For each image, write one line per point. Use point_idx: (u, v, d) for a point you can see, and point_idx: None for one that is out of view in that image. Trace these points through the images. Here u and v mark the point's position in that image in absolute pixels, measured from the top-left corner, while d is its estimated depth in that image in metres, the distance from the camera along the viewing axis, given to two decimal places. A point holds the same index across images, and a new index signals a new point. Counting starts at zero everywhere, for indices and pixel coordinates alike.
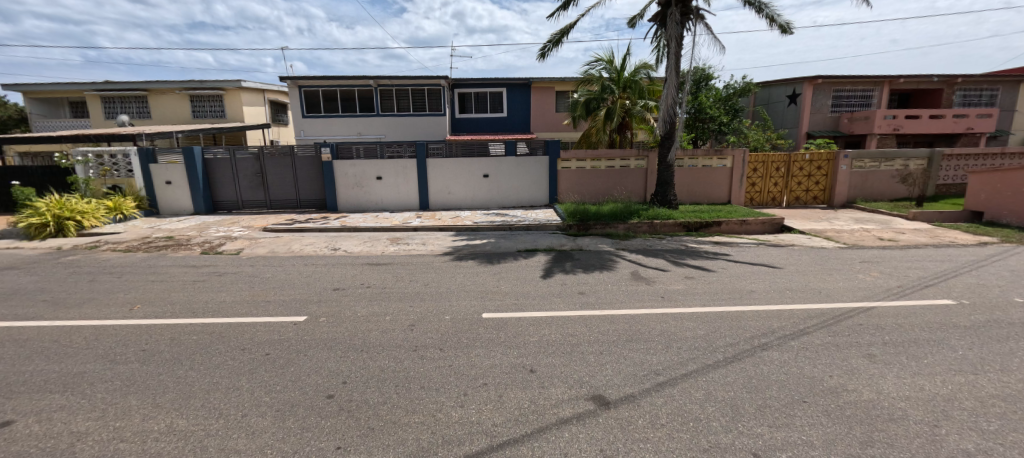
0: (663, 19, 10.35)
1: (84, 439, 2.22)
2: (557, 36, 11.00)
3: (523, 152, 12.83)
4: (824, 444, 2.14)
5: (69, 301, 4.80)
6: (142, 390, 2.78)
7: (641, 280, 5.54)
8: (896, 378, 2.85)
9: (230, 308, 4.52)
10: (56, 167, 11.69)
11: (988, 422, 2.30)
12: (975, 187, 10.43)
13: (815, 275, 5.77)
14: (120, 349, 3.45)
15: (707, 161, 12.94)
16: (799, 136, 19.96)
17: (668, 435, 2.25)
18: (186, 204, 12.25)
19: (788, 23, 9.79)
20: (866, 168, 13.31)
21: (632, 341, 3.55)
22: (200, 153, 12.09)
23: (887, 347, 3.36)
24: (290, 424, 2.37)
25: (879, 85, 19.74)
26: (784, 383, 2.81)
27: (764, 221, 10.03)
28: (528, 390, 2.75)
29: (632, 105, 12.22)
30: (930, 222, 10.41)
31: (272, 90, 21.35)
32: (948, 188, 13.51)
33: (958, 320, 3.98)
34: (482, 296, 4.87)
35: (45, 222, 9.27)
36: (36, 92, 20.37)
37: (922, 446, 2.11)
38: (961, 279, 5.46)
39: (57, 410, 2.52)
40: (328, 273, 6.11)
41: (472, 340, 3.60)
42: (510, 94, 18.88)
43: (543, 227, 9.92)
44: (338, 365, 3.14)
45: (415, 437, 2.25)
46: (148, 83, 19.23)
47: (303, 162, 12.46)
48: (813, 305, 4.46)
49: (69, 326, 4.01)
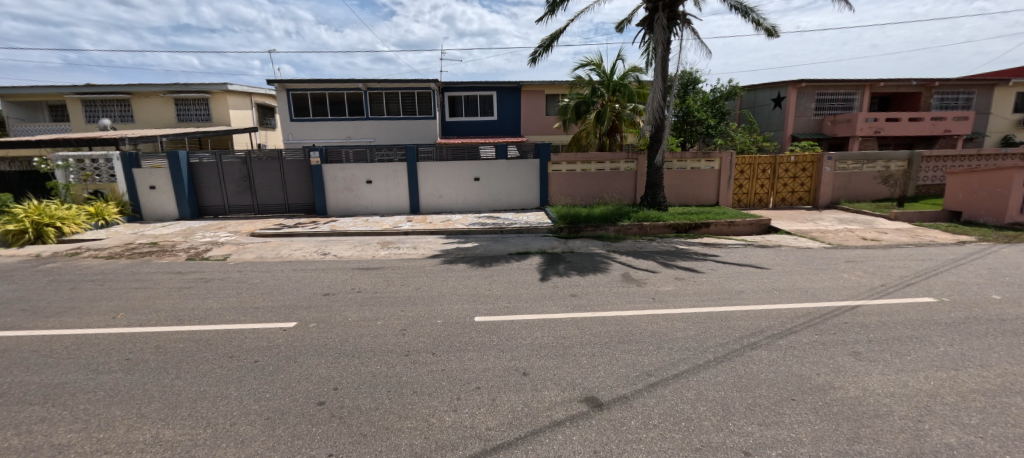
0: (651, 23, 10.45)
1: (67, 451, 2.17)
2: (547, 41, 11.08)
3: (513, 154, 12.85)
4: (812, 442, 2.17)
5: (50, 309, 4.70)
6: (127, 400, 2.72)
7: (631, 281, 5.62)
8: (881, 375, 2.91)
9: (218, 316, 4.43)
10: (34, 172, 11.37)
11: (969, 417, 2.37)
12: (954, 187, 10.68)
13: (801, 274, 5.88)
14: (104, 358, 3.37)
15: (695, 163, 13.12)
16: (783, 138, 20.34)
17: (660, 435, 2.27)
18: (171, 209, 12.03)
19: (774, 27, 9.98)
20: (849, 169, 13.60)
21: (624, 342, 3.58)
22: (185, 158, 11.89)
23: (871, 345, 3.43)
24: (280, 432, 2.34)
25: (860, 89, 20.19)
26: (773, 381, 2.85)
27: (751, 222, 10.18)
28: (521, 393, 2.76)
29: (621, 108, 12.37)
30: (911, 222, 10.66)
31: (259, 94, 21.18)
32: (927, 189, 13.83)
33: (938, 317, 4.09)
34: (474, 299, 4.89)
35: (22, 228, 8.99)
36: (14, 96, 19.86)
37: (907, 441, 2.16)
38: (940, 278, 5.60)
39: (37, 423, 2.44)
40: (318, 278, 6.03)
41: (465, 344, 3.59)
42: (500, 98, 18.98)
43: (534, 229, 9.96)
44: (328, 372, 3.11)
45: (408, 442, 2.24)
46: (131, 86, 18.91)
47: (291, 167, 12.33)
48: (801, 305, 4.53)
49: (50, 336, 3.91)
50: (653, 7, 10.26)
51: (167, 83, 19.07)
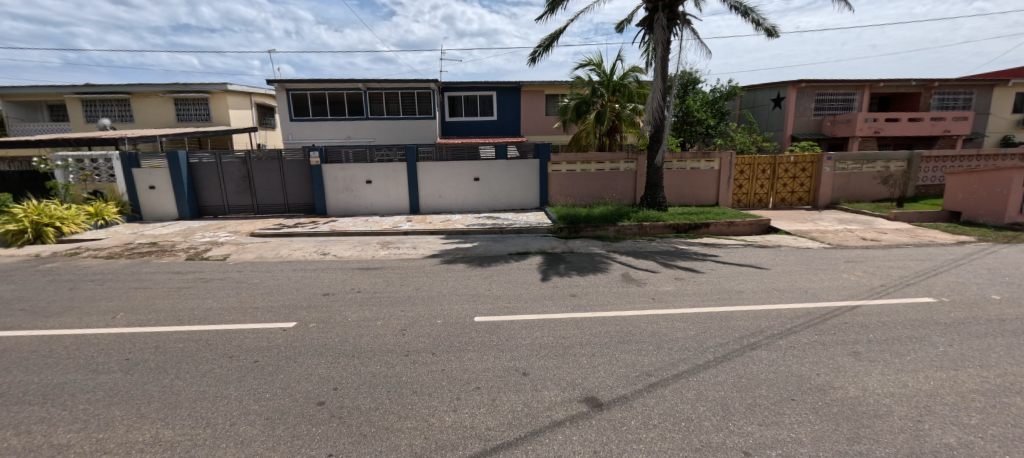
0: (651, 23, 10.45)
1: (66, 452, 2.16)
2: (546, 41, 11.08)
3: (513, 155, 12.85)
4: (813, 442, 2.17)
5: (50, 309, 4.70)
6: (126, 400, 2.72)
7: (631, 281, 5.61)
8: (881, 375, 2.91)
9: (218, 316, 4.43)
10: (33, 172, 11.36)
11: (969, 417, 2.37)
12: (954, 187, 10.69)
13: (801, 275, 5.88)
14: (103, 358, 3.36)
15: (695, 163, 13.12)
16: (783, 138, 20.35)
17: (660, 435, 2.27)
18: (170, 208, 12.02)
19: (774, 27, 9.98)
20: (849, 169, 13.60)
21: (623, 343, 3.58)
22: (185, 158, 11.89)
23: (871, 345, 3.43)
24: (280, 432, 2.34)
25: (860, 89, 20.21)
26: (772, 381, 2.85)
27: (751, 222, 10.19)
28: (521, 393, 2.76)
29: (621, 108, 12.37)
30: (910, 222, 10.67)
31: (259, 94, 21.17)
32: (927, 189, 13.84)
33: (938, 317, 4.09)
34: (474, 300, 4.89)
35: (22, 228, 8.99)
36: (13, 96, 19.84)
37: (907, 442, 2.16)
38: (940, 278, 5.60)
39: (36, 424, 2.43)
40: (318, 278, 6.03)
41: (464, 344, 3.59)
42: (500, 98, 18.99)
43: (534, 229, 9.97)
44: (328, 372, 3.11)
45: (408, 442, 2.23)
46: (131, 86, 18.91)
47: (291, 166, 12.32)
48: (801, 305, 4.53)
49: (50, 336, 3.91)
50: (653, 7, 10.26)
51: (167, 83, 19.06)
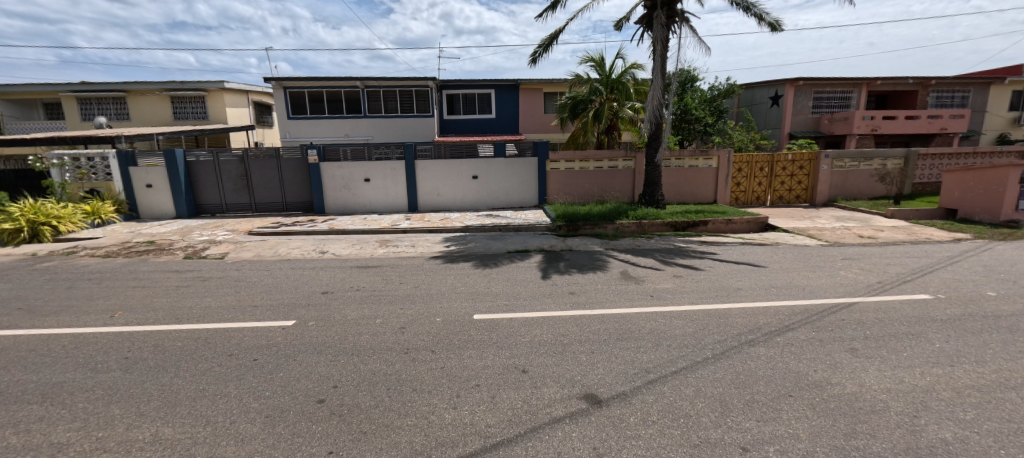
0: (649, 21, 10.42)
1: (65, 450, 2.16)
2: (546, 40, 11.03)
3: (513, 153, 12.84)
4: (809, 437, 2.19)
5: (45, 309, 4.66)
6: (125, 399, 2.71)
7: (630, 279, 5.61)
8: (878, 371, 2.93)
9: (217, 314, 4.42)
10: (29, 170, 11.28)
11: (964, 412, 2.39)
12: (951, 184, 10.74)
13: (799, 273, 5.87)
14: (102, 357, 3.36)
15: (693, 161, 13.15)
16: (781, 136, 20.35)
17: (658, 431, 2.29)
18: (167, 207, 11.99)
19: (777, 21, 9.96)
20: (846, 167, 13.64)
21: (623, 340, 3.59)
22: (182, 156, 11.83)
23: (868, 341, 3.46)
24: (280, 430, 2.35)
25: (857, 87, 20.28)
26: (771, 378, 2.87)
27: (749, 220, 10.24)
28: (520, 390, 2.77)
29: (620, 107, 12.32)
30: (907, 220, 10.74)
31: (256, 91, 21.09)
32: (924, 187, 13.88)
33: (935, 313, 4.12)
34: (473, 297, 4.91)
35: (18, 227, 8.94)
36: (7, 94, 19.78)
37: (903, 437, 2.18)
38: (936, 275, 5.63)
39: (36, 422, 2.44)
40: (317, 276, 6.03)
41: (464, 341, 3.60)
42: (498, 95, 18.94)
43: (533, 227, 9.96)
44: (329, 370, 3.11)
45: (409, 439, 2.24)
46: (127, 84, 18.81)
47: (288, 165, 12.29)
48: (798, 301, 4.57)
49: (48, 335, 3.90)
50: (652, 4, 10.23)
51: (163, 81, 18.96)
